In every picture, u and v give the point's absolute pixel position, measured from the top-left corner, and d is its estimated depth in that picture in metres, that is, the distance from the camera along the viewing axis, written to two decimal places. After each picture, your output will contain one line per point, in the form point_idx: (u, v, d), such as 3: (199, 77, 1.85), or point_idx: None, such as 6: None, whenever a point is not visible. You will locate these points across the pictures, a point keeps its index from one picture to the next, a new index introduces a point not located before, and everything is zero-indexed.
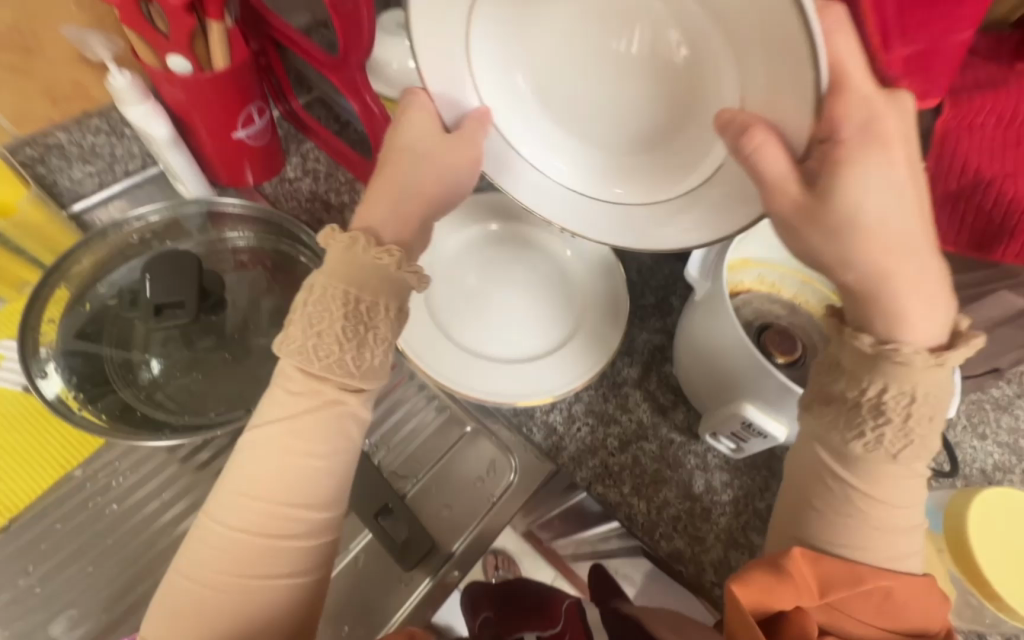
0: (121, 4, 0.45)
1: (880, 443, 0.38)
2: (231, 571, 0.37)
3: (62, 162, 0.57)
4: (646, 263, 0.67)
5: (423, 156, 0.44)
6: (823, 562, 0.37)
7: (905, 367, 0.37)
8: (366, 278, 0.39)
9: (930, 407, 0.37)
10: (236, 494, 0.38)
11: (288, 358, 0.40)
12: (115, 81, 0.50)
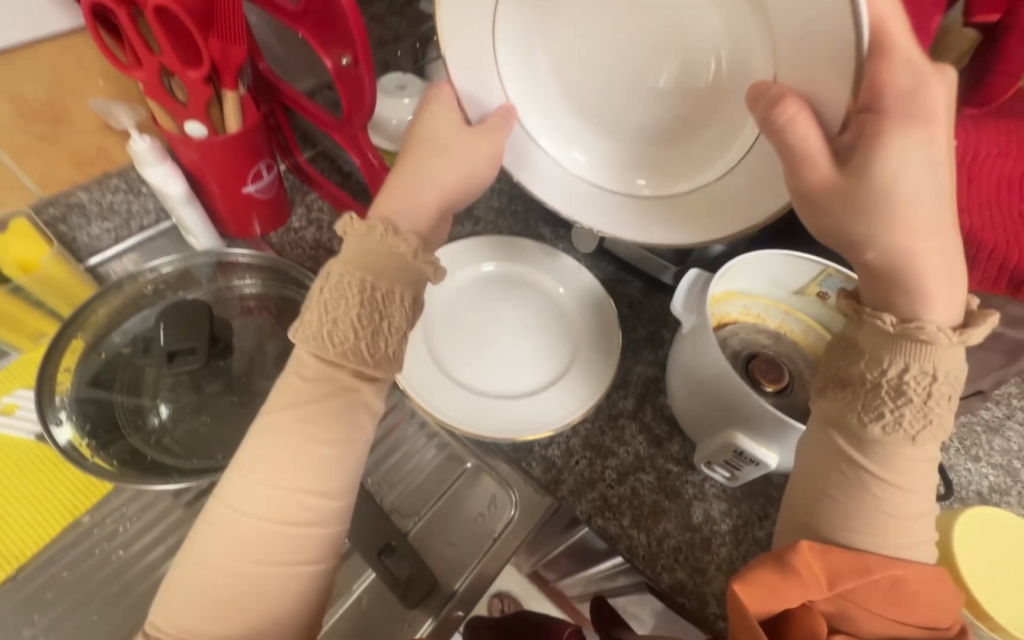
0: (146, 81, 0.49)
1: (899, 423, 0.39)
2: (249, 565, 0.37)
3: (82, 220, 0.61)
4: (637, 297, 0.69)
5: (442, 147, 0.47)
6: (830, 553, 0.37)
7: (929, 346, 0.38)
8: (384, 267, 0.41)
9: (949, 387, 0.38)
10: (251, 493, 0.38)
11: (303, 344, 0.41)
12: (136, 145, 0.54)
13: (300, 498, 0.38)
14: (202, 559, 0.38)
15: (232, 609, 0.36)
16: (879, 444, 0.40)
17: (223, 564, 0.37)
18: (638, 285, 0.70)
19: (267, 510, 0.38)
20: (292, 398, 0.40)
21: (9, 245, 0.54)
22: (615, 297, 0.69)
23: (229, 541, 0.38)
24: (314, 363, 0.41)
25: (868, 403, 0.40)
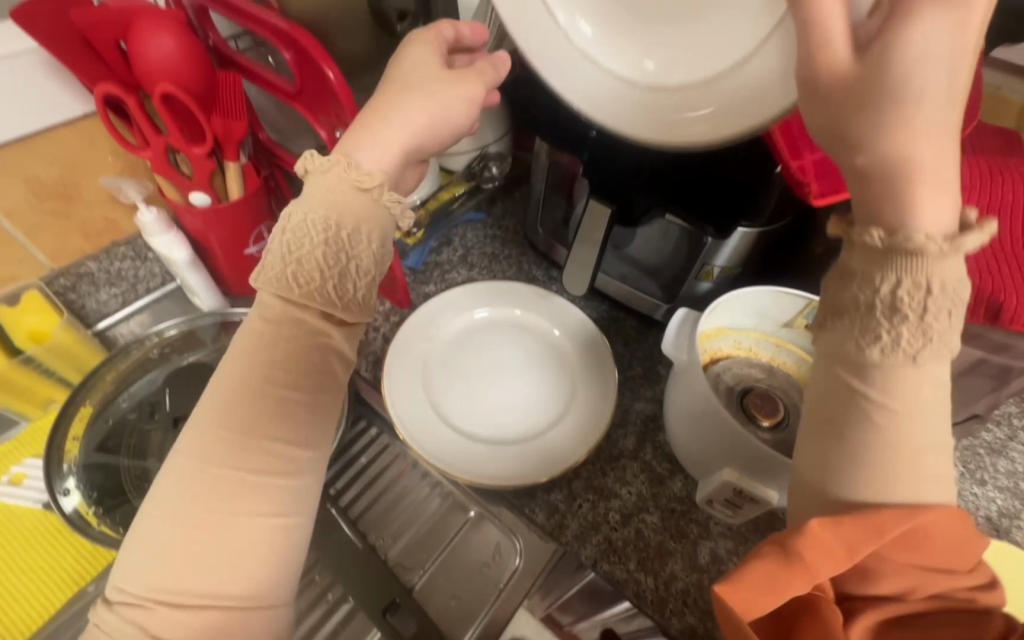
0: (153, 158, 0.52)
1: (898, 345, 0.33)
2: (210, 519, 0.36)
3: (91, 288, 0.64)
4: (632, 334, 0.70)
5: (410, 86, 0.46)
6: (844, 524, 0.32)
7: (920, 258, 0.32)
8: (348, 208, 0.41)
9: (950, 300, 0.32)
10: (209, 454, 0.37)
11: (265, 289, 0.40)
12: (143, 217, 0.57)
13: (267, 446, 0.38)
14: (160, 524, 0.36)
15: (201, 577, 0.35)
16: (877, 368, 0.33)
17: (183, 528, 0.36)
18: (632, 321, 0.71)
19: (227, 463, 0.37)
20: (253, 342, 0.39)
21: (23, 317, 0.57)
22: (610, 333, 0.70)
23: (189, 504, 0.36)
24: (275, 305, 0.40)
25: (863, 323, 0.34)
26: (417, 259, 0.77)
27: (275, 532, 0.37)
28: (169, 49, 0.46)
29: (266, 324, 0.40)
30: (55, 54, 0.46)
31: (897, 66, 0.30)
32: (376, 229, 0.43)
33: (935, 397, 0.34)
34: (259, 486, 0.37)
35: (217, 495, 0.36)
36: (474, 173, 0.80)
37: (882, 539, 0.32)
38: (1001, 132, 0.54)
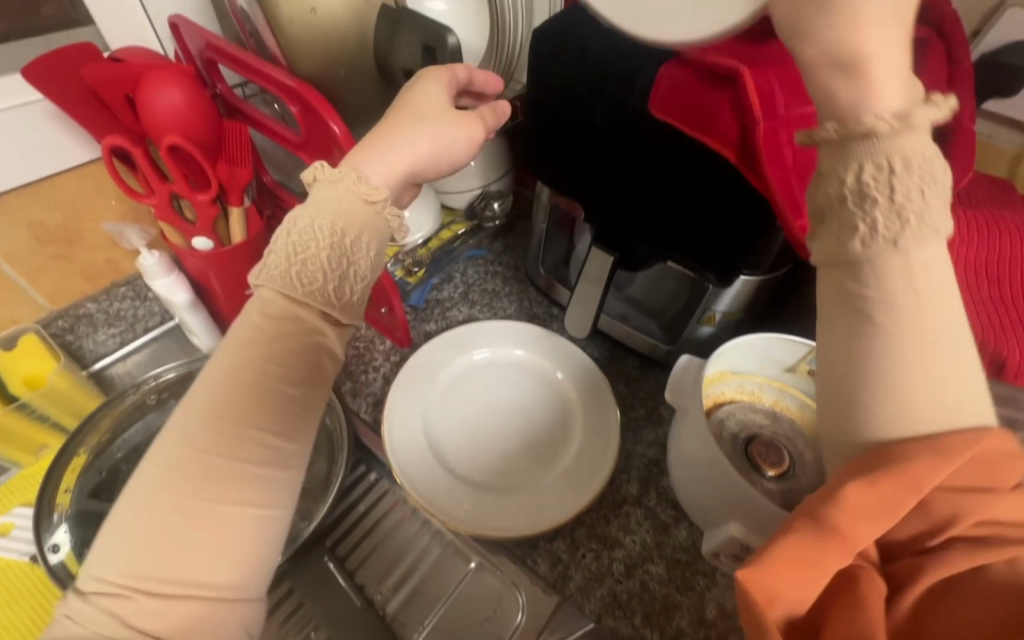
0: (158, 205, 0.51)
1: (878, 233, 0.28)
2: (194, 503, 0.32)
3: (88, 329, 0.63)
4: (633, 374, 0.70)
5: (423, 120, 0.45)
6: (881, 485, 0.27)
7: (874, 139, 0.27)
8: (353, 215, 0.40)
9: (921, 177, 0.27)
10: (195, 437, 0.34)
11: (266, 286, 0.39)
12: (145, 261, 0.57)
13: (254, 434, 0.35)
14: (132, 509, 0.32)
15: (175, 562, 0.31)
16: (857, 262, 0.29)
17: (160, 510, 0.32)
18: (633, 361, 0.71)
19: (206, 444, 0.34)
20: (260, 336, 0.37)
21: (17, 361, 0.55)
22: (612, 373, 0.70)
23: (169, 488, 0.32)
24: (278, 303, 0.39)
25: (839, 224, 0.29)
26: (418, 297, 0.76)
27: (262, 523, 0.34)
28: (179, 101, 0.47)
29: (269, 322, 0.38)
30: (66, 108, 0.46)
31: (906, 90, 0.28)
32: (373, 239, 0.42)
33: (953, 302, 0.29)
34: (254, 473, 0.34)
35: (201, 477, 0.33)
36: (475, 212, 0.80)
37: (920, 492, 0.27)
38: (995, 182, 0.55)
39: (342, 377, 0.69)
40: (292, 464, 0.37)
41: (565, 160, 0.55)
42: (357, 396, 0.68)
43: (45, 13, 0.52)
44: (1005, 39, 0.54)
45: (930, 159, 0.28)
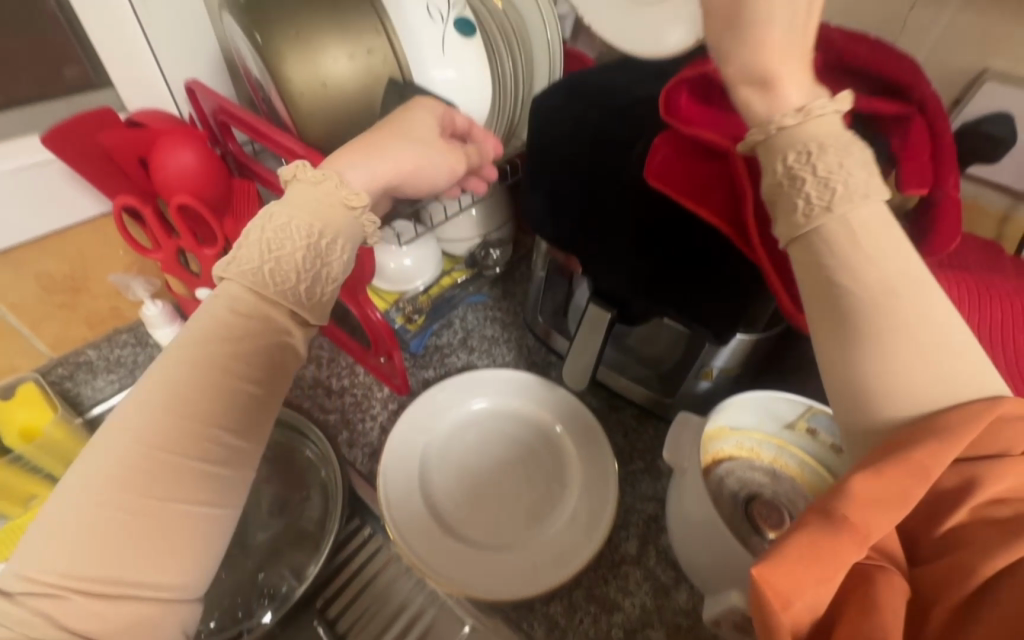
0: (163, 260, 0.53)
1: (814, 204, 0.31)
2: (135, 502, 0.32)
3: (88, 376, 0.62)
4: (631, 425, 0.70)
5: (412, 136, 0.44)
6: (887, 474, 0.27)
7: (790, 129, 0.32)
8: (331, 217, 0.39)
9: (836, 156, 0.32)
10: (142, 433, 0.32)
11: (234, 280, 0.38)
12: (149, 311, 0.58)
13: (204, 431, 0.34)
14: (62, 506, 0.31)
15: (111, 559, 0.31)
16: (806, 236, 0.32)
17: (92, 507, 0.31)
18: (632, 411, 0.71)
19: (167, 446, 0.33)
20: (219, 332, 0.36)
21: (14, 410, 0.56)
22: (611, 425, 0.69)
23: (103, 486, 0.31)
24: (247, 299, 0.38)
25: (785, 206, 0.33)
26: (417, 344, 0.76)
27: (210, 521, 0.34)
28: (191, 162, 0.49)
29: (239, 319, 0.37)
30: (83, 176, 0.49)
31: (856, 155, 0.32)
32: (352, 238, 0.41)
33: (922, 289, 0.30)
34: (195, 469, 0.33)
35: (140, 477, 0.32)
36: (477, 261, 0.80)
37: (932, 478, 0.27)
38: (978, 243, 0.57)
39: (340, 428, 0.69)
40: (243, 463, 0.36)
41: (563, 218, 0.56)
42: (353, 447, 0.67)
43: (66, 76, 0.54)
44: (982, 111, 0.55)
45: (842, 142, 0.32)
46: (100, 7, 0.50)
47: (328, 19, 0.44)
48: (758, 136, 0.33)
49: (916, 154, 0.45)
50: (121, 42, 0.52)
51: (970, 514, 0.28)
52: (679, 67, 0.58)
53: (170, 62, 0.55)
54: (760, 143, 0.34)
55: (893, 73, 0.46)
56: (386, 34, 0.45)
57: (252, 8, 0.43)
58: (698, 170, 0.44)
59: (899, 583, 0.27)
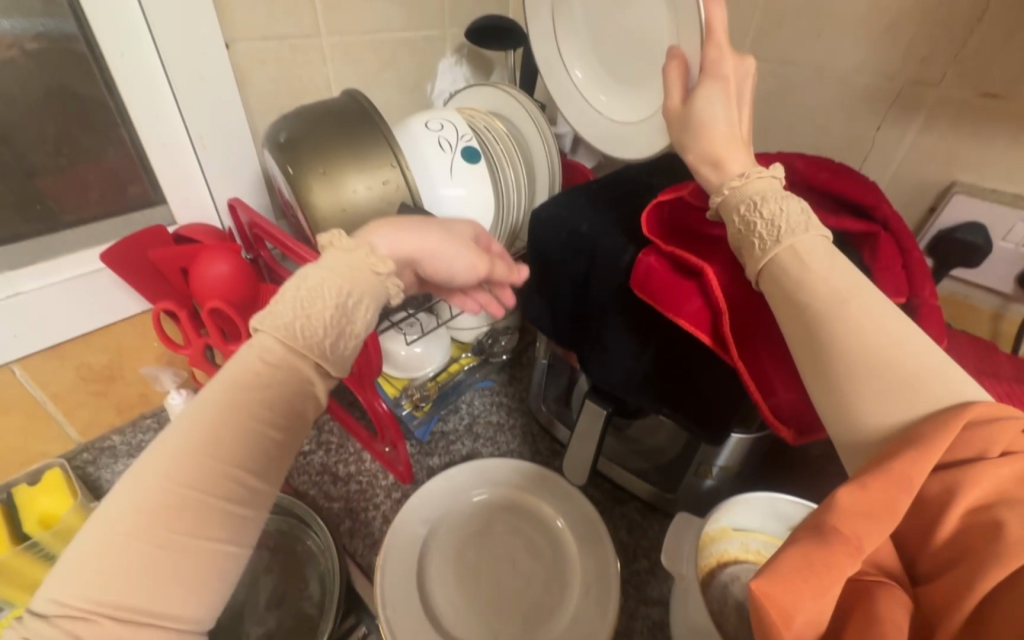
0: (192, 354, 0.57)
1: (764, 237, 0.41)
2: (161, 537, 0.31)
3: (109, 461, 0.67)
4: (636, 520, 0.68)
5: (442, 230, 0.50)
6: (871, 488, 0.28)
7: (737, 190, 0.44)
8: (360, 280, 0.42)
9: (775, 201, 0.42)
10: (172, 471, 0.32)
11: (264, 333, 0.38)
12: (172, 401, 0.63)
13: (230, 472, 0.34)
14: (91, 535, 0.31)
15: (134, 593, 0.30)
16: (767, 267, 0.40)
17: (121, 536, 0.30)
18: (637, 505, 0.70)
19: (196, 483, 0.32)
20: (245, 381, 0.36)
21: (38, 498, 0.59)
22: (614, 519, 0.68)
23: (132, 517, 0.31)
24: (276, 350, 0.37)
25: (747, 246, 0.42)
26: (423, 432, 0.78)
27: (229, 561, 0.33)
28: (225, 272, 0.55)
29: (266, 369, 0.37)
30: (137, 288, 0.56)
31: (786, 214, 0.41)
32: (377, 300, 0.43)
33: (877, 317, 0.34)
34: (217, 509, 0.33)
35: (167, 510, 0.31)
36: (484, 349, 0.84)
37: (915, 490, 0.28)
38: (972, 341, 0.58)
39: (344, 517, 0.69)
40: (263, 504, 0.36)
41: (561, 317, 0.61)
42: (354, 537, 0.67)
43: (129, 194, 0.62)
44: (956, 220, 0.58)
45: (780, 194, 0.43)
46: (165, 143, 0.59)
47: (350, 156, 0.51)
48: (717, 198, 0.45)
49: (888, 265, 0.48)
50: (178, 169, 0.61)
51: (957, 524, 0.28)
52: (665, 180, 0.64)
53: (218, 184, 0.64)
54: (720, 204, 0.46)
55: (856, 195, 0.52)
56: (400, 166, 0.52)
57: (287, 148, 0.51)
58: (674, 287, 0.47)
59: (894, 599, 0.27)
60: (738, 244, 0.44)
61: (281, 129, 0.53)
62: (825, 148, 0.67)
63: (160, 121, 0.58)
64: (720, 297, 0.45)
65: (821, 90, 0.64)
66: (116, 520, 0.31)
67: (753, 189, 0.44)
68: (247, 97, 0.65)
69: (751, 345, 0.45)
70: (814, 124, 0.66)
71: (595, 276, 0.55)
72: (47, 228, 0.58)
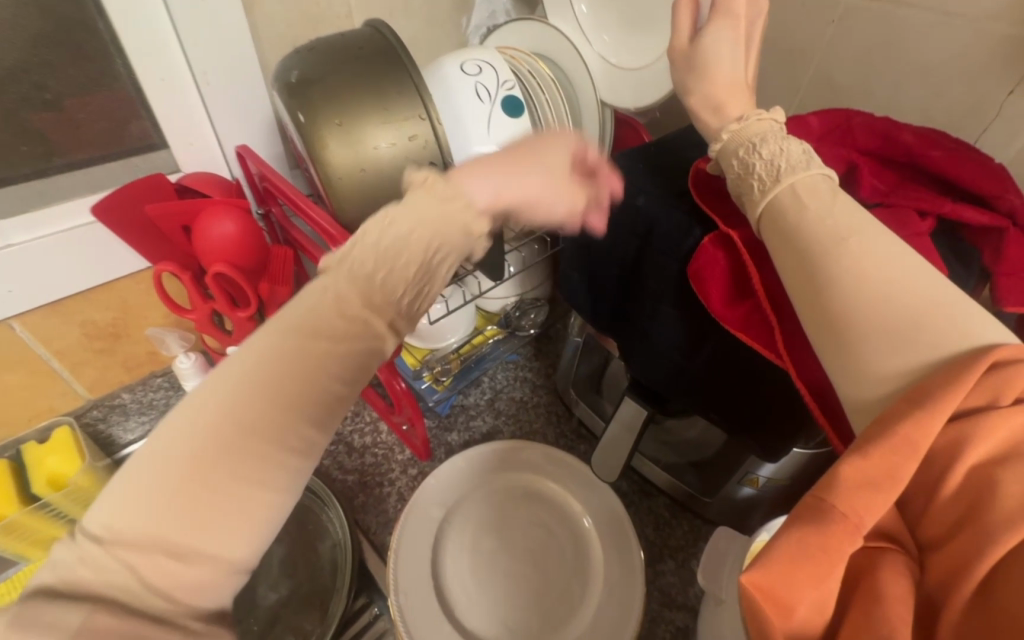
0: (197, 319, 0.53)
1: (769, 175, 0.37)
2: (214, 470, 0.26)
3: (120, 418, 0.65)
4: (664, 515, 0.64)
5: (542, 157, 0.40)
6: (874, 456, 0.25)
7: (741, 128, 0.41)
8: (447, 230, 0.36)
9: (773, 143, 0.39)
10: (234, 398, 0.27)
11: (337, 280, 0.32)
12: (181, 364, 0.60)
13: (292, 415, 0.28)
14: (141, 459, 0.26)
15: (176, 535, 0.25)
16: (764, 211, 0.37)
17: (171, 465, 0.25)
18: (664, 500, 0.65)
19: (253, 413, 0.27)
20: (320, 328, 0.30)
21: (47, 458, 0.57)
22: (641, 516, 0.64)
23: (185, 446, 0.26)
24: (352, 301, 0.32)
25: (746, 190, 0.39)
26: (444, 405, 0.74)
27: (279, 512, 0.28)
28: (229, 231, 0.49)
29: (341, 321, 0.31)
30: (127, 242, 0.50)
31: (783, 156, 0.37)
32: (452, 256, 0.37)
33: (884, 257, 0.30)
34: (275, 463, 0.27)
35: (226, 444, 0.26)
36: (511, 322, 0.78)
37: (922, 453, 0.25)
38: None
39: (357, 491, 0.67)
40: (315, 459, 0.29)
41: (602, 302, 0.54)
42: (368, 512, 0.65)
43: (129, 135, 0.55)
44: None
45: (780, 135, 0.39)
46: (164, 80, 0.52)
47: (368, 102, 0.43)
48: (717, 145, 0.42)
49: (1015, 269, 0.41)
50: (180, 109, 0.55)
51: (963, 480, 0.25)
52: None
53: (225, 129, 0.58)
54: (720, 150, 0.42)
55: (977, 180, 0.43)
56: (429, 119, 0.44)
57: (298, 90, 0.44)
58: (726, 288, 0.42)
59: (897, 571, 0.25)
60: (736, 189, 0.40)
61: (292, 67, 0.45)
62: (933, 114, 0.55)
63: (157, 53, 0.51)
64: (773, 313, 0.39)
65: (942, 41, 0.52)
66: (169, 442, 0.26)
67: (751, 133, 0.41)
68: (255, 23, 0.56)
69: (807, 348, 0.38)
70: (925, 83, 0.55)
71: (650, 259, 0.47)
72: (37, 171, 0.52)
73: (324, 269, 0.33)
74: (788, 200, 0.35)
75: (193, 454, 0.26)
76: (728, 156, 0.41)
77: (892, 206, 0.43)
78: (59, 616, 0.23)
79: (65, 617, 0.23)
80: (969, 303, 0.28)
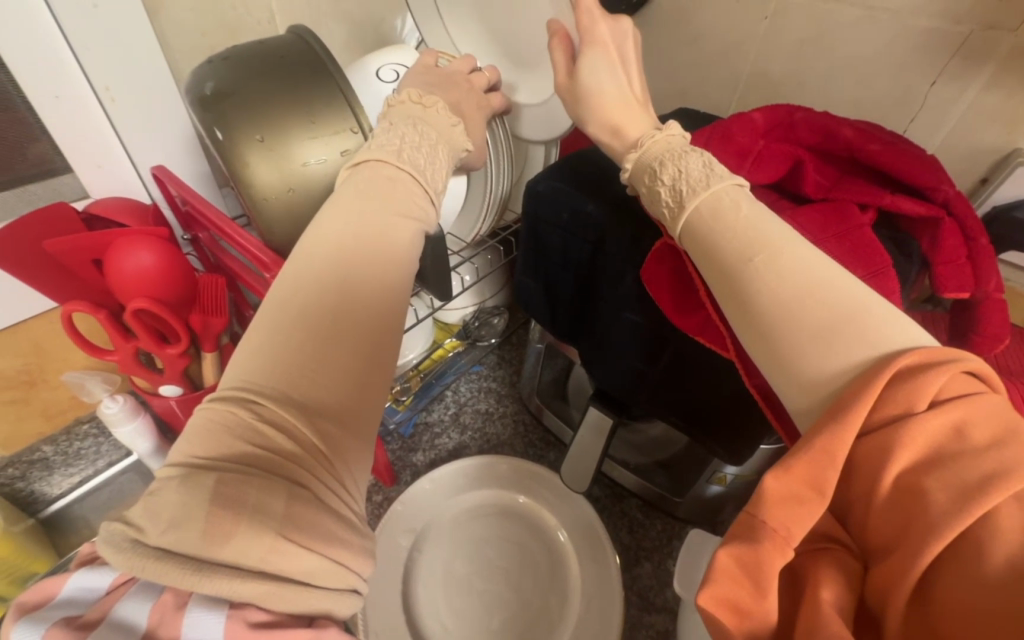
0: (121, 361, 0.48)
1: (675, 198, 0.37)
2: (321, 317, 0.30)
3: (42, 473, 0.60)
4: (638, 518, 0.64)
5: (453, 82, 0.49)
6: (793, 469, 0.25)
7: (643, 148, 0.41)
8: (439, 130, 0.43)
9: (671, 164, 0.38)
10: (338, 253, 0.32)
11: (377, 163, 0.38)
12: (109, 409, 0.54)
13: (380, 268, 0.33)
14: (272, 347, 0.29)
15: (299, 380, 0.28)
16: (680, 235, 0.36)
17: (306, 343, 0.29)
18: (636, 502, 0.65)
19: (349, 261, 0.32)
20: (396, 200, 0.36)
21: None
22: (614, 520, 0.64)
23: (289, 324, 0.29)
24: (416, 188, 0.38)
25: (659, 217, 0.38)
26: (406, 425, 0.71)
27: (375, 355, 0.31)
28: (148, 264, 0.45)
29: (387, 178, 0.37)
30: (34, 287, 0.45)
31: (688, 171, 0.37)
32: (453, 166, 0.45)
33: (801, 262, 0.30)
34: (392, 354, 0.32)
35: (360, 338, 0.31)
36: (470, 332, 0.75)
37: (840, 463, 0.25)
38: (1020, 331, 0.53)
39: None
40: (389, 320, 0.33)
41: (559, 311, 0.53)
42: None
43: (27, 159, 0.50)
44: (1012, 195, 0.53)
45: (678, 153, 0.39)
46: (59, 97, 0.48)
47: (295, 115, 0.40)
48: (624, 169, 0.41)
49: (951, 258, 0.43)
50: (83, 130, 0.50)
51: (891, 487, 0.24)
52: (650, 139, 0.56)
53: (140, 150, 0.54)
54: (630, 175, 0.42)
55: (914, 173, 0.44)
56: (362, 131, 0.41)
57: (212, 105, 0.40)
58: (671, 300, 0.41)
59: (835, 581, 0.24)
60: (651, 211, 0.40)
61: (207, 77, 0.41)
62: (866, 107, 0.57)
63: (47, 68, 0.46)
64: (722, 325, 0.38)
65: (867, 35, 0.54)
66: (288, 294, 0.30)
67: (654, 154, 0.40)
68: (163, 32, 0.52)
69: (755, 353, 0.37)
70: (858, 75, 0.56)
71: (604, 268, 0.46)
72: None
73: (374, 161, 0.38)
74: (700, 215, 0.34)
75: (318, 298, 0.30)
76: (639, 179, 0.41)
77: (834, 200, 0.44)
78: (263, 498, 0.25)
79: (268, 501, 0.25)
80: (882, 308, 0.28)
